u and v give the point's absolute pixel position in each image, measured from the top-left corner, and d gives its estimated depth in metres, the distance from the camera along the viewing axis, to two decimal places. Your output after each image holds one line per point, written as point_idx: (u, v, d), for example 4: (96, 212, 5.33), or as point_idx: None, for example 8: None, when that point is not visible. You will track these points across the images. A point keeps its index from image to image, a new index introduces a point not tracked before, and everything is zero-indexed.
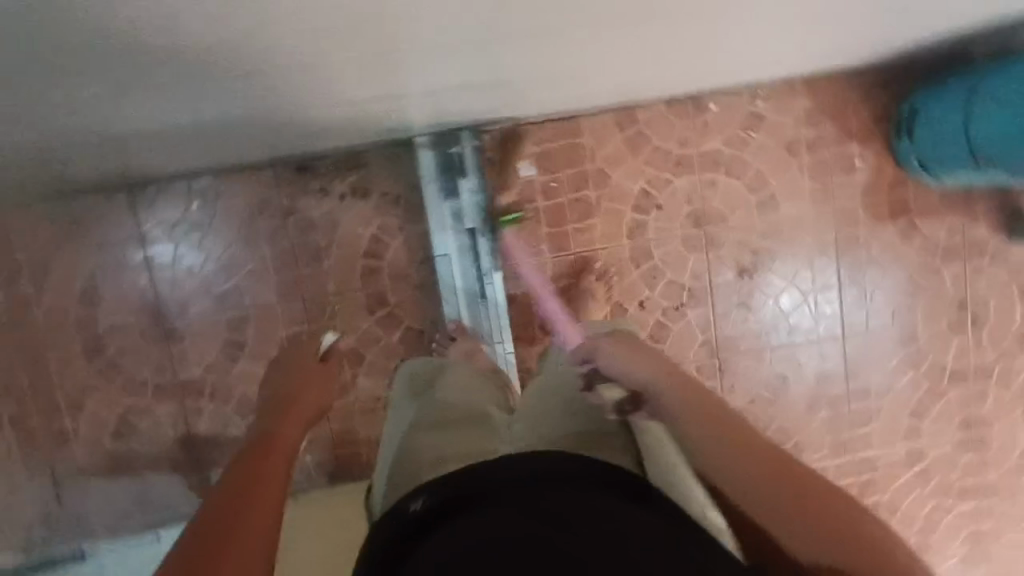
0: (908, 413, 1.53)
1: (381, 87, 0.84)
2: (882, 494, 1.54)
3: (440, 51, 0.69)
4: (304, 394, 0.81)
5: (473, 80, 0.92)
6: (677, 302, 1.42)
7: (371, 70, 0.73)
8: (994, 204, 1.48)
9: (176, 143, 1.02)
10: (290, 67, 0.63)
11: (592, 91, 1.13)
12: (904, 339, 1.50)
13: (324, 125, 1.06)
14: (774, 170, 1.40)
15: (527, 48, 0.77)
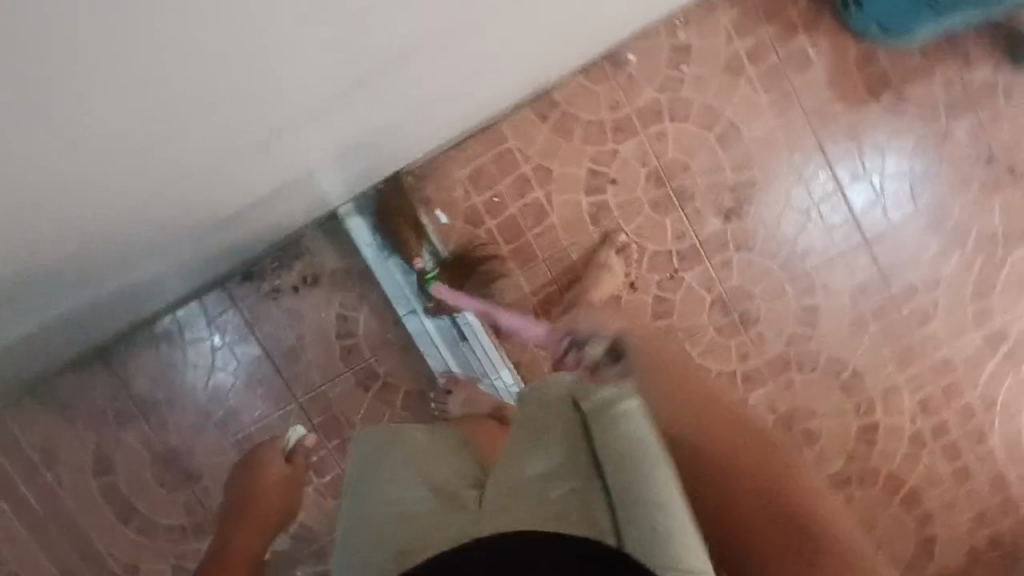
0: (971, 297, 1.34)
1: (285, 174, 0.84)
2: (971, 391, 1.38)
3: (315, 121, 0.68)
4: (266, 497, 0.99)
5: (381, 130, 0.90)
6: (669, 271, 1.31)
7: (263, 160, 0.72)
8: (987, 37, 1.27)
9: (173, 257, 0.99)
10: (264, 94, 0.55)
11: (503, 89, 1.07)
12: (937, 220, 1.32)
13: (266, 214, 1.04)
14: (723, 97, 1.25)
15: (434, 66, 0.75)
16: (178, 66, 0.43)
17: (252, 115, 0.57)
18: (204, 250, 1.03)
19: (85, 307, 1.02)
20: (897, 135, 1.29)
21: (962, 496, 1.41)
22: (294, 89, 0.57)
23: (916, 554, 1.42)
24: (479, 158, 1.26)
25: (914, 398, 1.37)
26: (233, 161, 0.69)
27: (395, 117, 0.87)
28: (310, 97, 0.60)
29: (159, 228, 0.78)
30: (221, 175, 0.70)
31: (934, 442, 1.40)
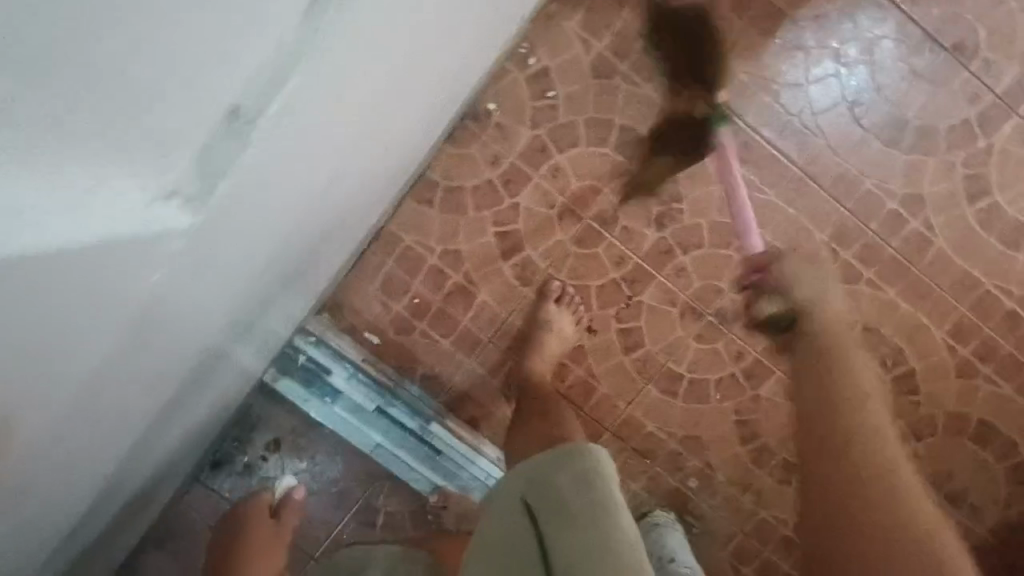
0: (973, 200, 1.13)
1: (240, 308, 0.82)
2: (1012, 299, 1.18)
3: (239, 259, 0.66)
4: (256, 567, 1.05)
5: (317, 230, 0.88)
6: (622, 300, 1.20)
7: (207, 311, 0.70)
8: None
9: (193, 387, 0.91)
10: (248, 176, 0.48)
11: (405, 156, 1.01)
12: (897, 134, 1.12)
13: (258, 330, 0.99)
14: (604, 104, 1.11)
15: (362, 142, 0.76)
16: (114, 244, 0.37)
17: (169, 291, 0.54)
18: (212, 393, 1.01)
19: (123, 506, 1.02)
20: (813, 63, 1.10)
21: None
22: (245, 184, 0.49)
23: (1007, 485, 1.26)
24: (381, 268, 1.18)
25: (945, 329, 1.20)
26: (210, 263, 0.58)
27: (324, 215, 0.86)
28: (222, 248, 0.58)
29: (143, 411, 0.76)
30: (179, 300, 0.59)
31: (989, 365, 1.21)
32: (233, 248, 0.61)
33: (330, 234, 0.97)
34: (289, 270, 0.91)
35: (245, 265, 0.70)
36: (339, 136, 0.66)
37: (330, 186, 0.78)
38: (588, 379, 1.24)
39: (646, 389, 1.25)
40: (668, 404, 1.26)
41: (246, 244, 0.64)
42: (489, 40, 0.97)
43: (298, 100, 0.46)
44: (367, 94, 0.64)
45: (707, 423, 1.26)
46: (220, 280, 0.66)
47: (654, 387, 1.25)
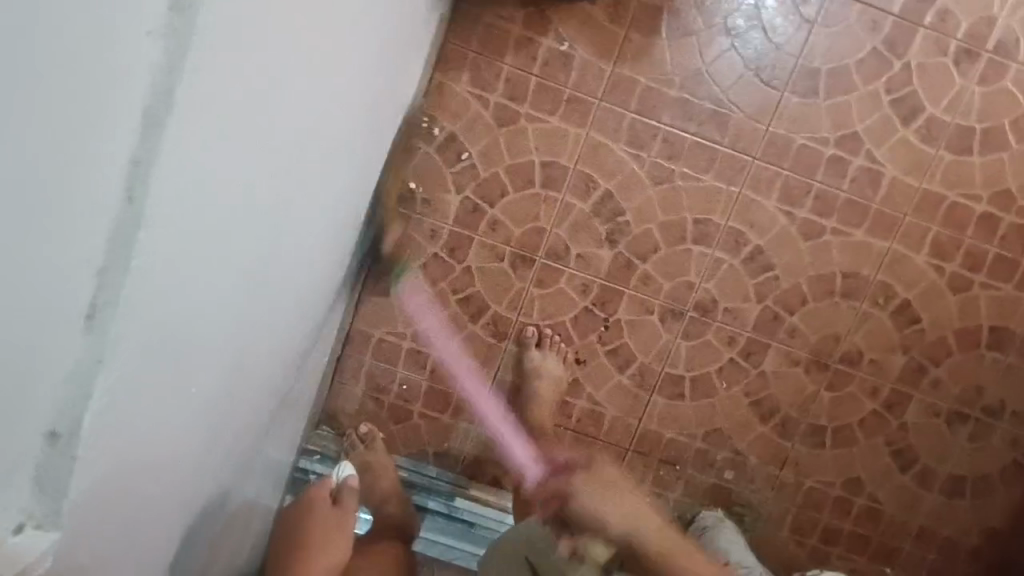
0: (907, 120, 1.12)
1: (250, 446, 0.82)
2: (983, 200, 1.15)
3: (231, 412, 0.66)
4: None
5: (295, 345, 0.87)
6: (601, 323, 1.20)
7: (219, 470, 0.70)
8: None
9: (223, 544, 0.85)
10: (168, 370, 0.43)
11: (350, 241, 0.99)
12: (811, 84, 1.10)
13: (263, 462, 0.95)
14: (519, 148, 1.13)
15: (301, 255, 0.72)
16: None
17: (172, 484, 0.54)
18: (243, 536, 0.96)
19: None
20: (707, 45, 1.10)
21: None
22: (175, 370, 0.44)
23: None
24: (363, 366, 1.21)
25: (924, 251, 1.17)
26: (181, 450, 0.53)
27: (297, 331, 0.85)
28: (210, 417, 0.58)
29: None
30: (166, 497, 0.53)
31: (983, 271, 1.17)
32: (222, 407, 0.61)
33: (305, 343, 0.93)
34: (282, 393, 0.90)
35: (239, 411, 0.69)
36: (278, 262, 0.63)
37: (285, 309, 0.74)
38: (593, 408, 1.24)
39: (652, 400, 1.24)
40: (679, 408, 1.24)
41: (233, 398, 0.64)
42: (394, 116, 0.95)
43: (219, 272, 0.46)
44: (288, 216, 0.60)
45: (724, 415, 1.24)
46: (220, 438, 0.65)
47: (659, 396, 1.23)
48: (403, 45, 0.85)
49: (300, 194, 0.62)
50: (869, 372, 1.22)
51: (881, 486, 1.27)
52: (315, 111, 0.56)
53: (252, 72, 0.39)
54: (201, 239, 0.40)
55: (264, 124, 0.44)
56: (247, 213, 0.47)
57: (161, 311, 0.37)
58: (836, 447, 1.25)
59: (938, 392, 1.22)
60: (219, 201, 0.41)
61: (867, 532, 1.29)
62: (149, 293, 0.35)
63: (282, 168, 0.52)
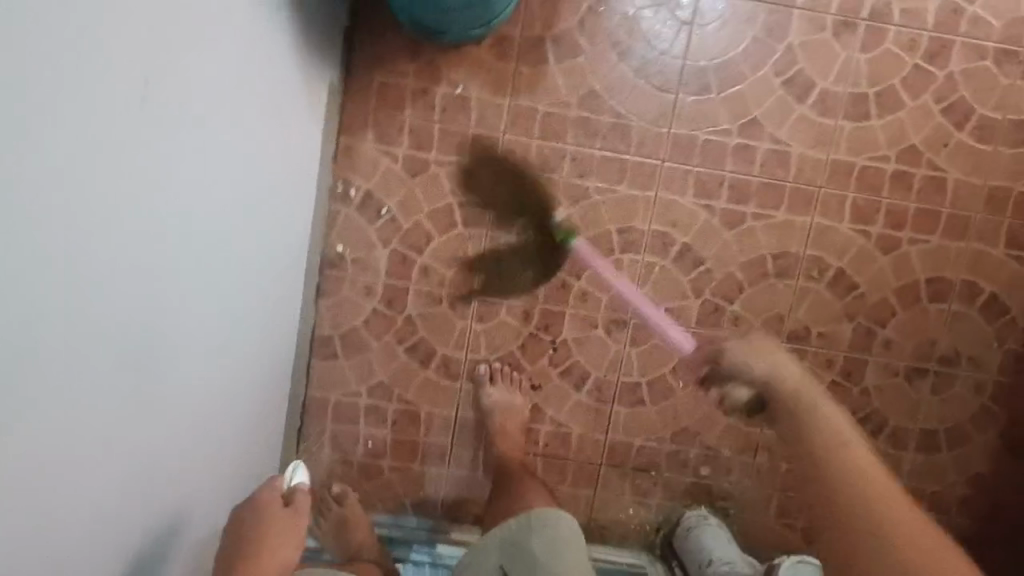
0: (801, 97, 1.15)
1: (214, 487, 0.90)
2: (892, 159, 1.17)
3: (195, 409, 0.81)
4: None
5: (261, 354, 1.01)
6: (548, 345, 1.22)
7: (201, 462, 0.85)
8: None
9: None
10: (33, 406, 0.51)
11: (291, 281, 1.09)
12: (701, 81, 1.14)
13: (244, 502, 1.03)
14: (435, 194, 1.16)
15: (214, 307, 0.81)
16: None
17: (105, 487, 0.64)
18: None
19: None
20: (596, 62, 1.13)
21: (979, 240, 1.19)
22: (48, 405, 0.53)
23: (991, 323, 1.22)
24: (325, 431, 1.23)
25: (847, 219, 1.19)
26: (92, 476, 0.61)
27: (242, 377, 0.94)
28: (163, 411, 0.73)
29: None
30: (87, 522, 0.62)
31: (908, 227, 1.19)
32: (178, 402, 0.76)
33: (257, 388, 1.02)
34: (242, 435, 0.99)
35: (207, 410, 0.84)
36: (179, 312, 0.72)
37: (213, 357, 0.83)
38: (558, 429, 1.26)
39: (614, 411, 1.25)
40: (642, 413, 1.25)
41: (190, 396, 0.78)
42: (306, 176, 1.06)
43: (123, 283, 0.60)
44: (179, 272, 0.70)
45: (687, 412, 1.25)
46: (190, 430, 0.80)
47: (621, 406, 1.25)
48: (292, 112, 0.96)
49: (194, 230, 0.72)
50: (819, 346, 1.23)
51: None
52: (177, 181, 0.66)
53: (57, 139, 0.48)
54: (36, 287, 0.49)
55: (99, 194, 0.54)
56: (143, 234, 0.62)
57: (15, 328, 0.48)
58: None
59: (892, 352, 1.23)
60: (70, 230, 0.52)
61: None
62: (36, 302, 0.49)
63: (177, 197, 0.67)
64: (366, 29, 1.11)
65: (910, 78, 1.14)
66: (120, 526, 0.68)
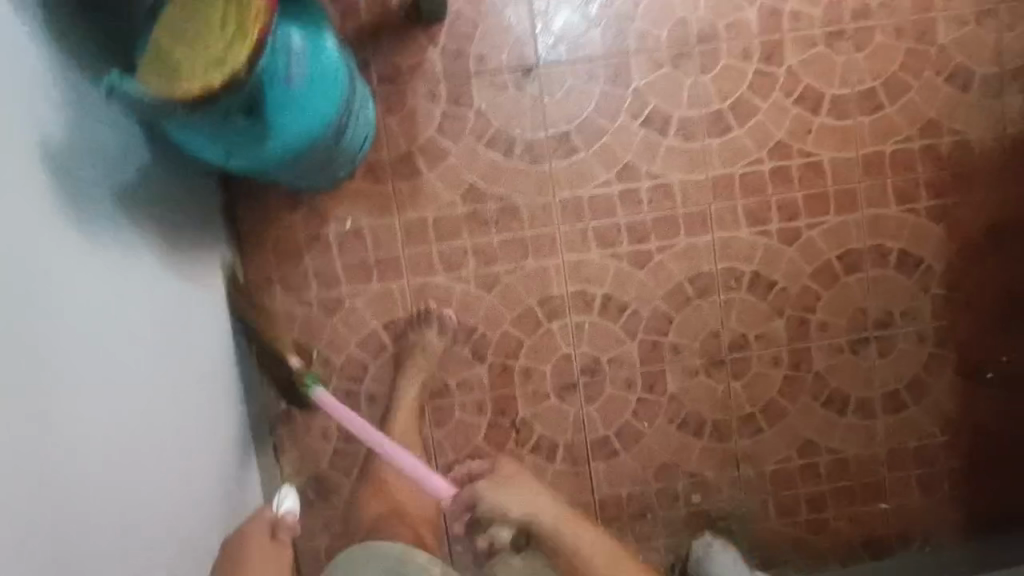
0: (663, 129, 1.21)
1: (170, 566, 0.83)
2: (765, 158, 1.23)
3: (179, 427, 0.90)
4: None
5: (223, 438, 1.04)
6: (510, 428, 1.25)
7: (193, 483, 0.92)
8: (402, 23, 1.14)
9: None
10: None
11: (228, 381, 1.09)
12: (567, 145, 1.19)
13: None
14: (358, 324, 1.20)
15: (122, 369, 0.80)
16: None
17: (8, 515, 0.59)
18: None
19: None
20: (466, 158, 1.18)
21: (869, 206, 1.25)
22: None
23: (912, 277, 1.28)
24: None
25: (744, 225, 1.24)
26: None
27: (187, 451, 0.92)
28: (142, 410, 0.83)
29: None
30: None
31: (802, 215, 1.25)
32: (157, 409, 0.86)
33: (209, 476, 0.97)
34: (201, 520, 0.92)
35: (192, 432, 0.94)
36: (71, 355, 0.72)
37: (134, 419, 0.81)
38: None
39: (592, 469, 1.28)
40: (620, 461, 1.28)
41: (170, 406, 0.89)
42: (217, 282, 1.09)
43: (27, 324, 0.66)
44: (54, 320, 0.70)
45: (660, 446, 1.28)
46: (165, 461, 0.86)
47: (597, 462, 1.28)
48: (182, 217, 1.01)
49: (58, 278, 0.72)
50: (762, 348, 1.27)
51: (832, 436, 1.31)
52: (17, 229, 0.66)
53: None
54: None
55: None
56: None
57: None
58: (773, 425, 1.29)
59: (830, 331, 1.28)
60: None
61: (846, 482, 1.32)
62: None
63: (65, 250, 0.74)
64: (241, 194, 1.14)
65: (755, 83, 1.21)
66: (112, 508, 0.74)
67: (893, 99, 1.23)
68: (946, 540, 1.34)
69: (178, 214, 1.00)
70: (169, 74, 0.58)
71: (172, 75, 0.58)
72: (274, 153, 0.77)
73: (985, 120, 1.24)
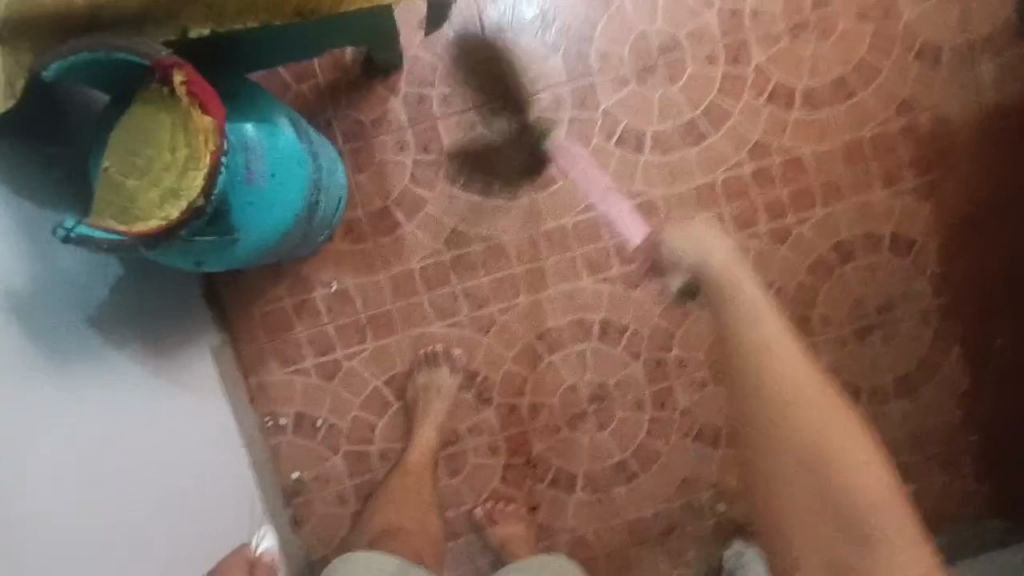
0: (639, 145, 1.19)
1: None
2: (745, 160, 1.21)
3: (137, 533, 0.83)
4: None
5: (219, 537, 0.96)
6: (526, 466, 1.24)
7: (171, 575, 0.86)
8: (359, 77, 1.11)
9: None
10: None
11: (227, 472, 1.02)
12: (545, 175, 1.17)
13: None
14: (358, 385, 1.17)
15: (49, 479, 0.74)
16: None
17: None
18: None
19: None
20: (445, 202, 1.15)
21: (854, 194, 1.24)
22: None
23: (906, 260, 1.27)
24: None
25: (733, 230, 1.23)
26: None
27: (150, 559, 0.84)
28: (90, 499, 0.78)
29: None
30: None
31: (789, 213, 1.24)
32: (129, 479, 0.84)
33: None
34: None
35: (159, 537, 0.86)
36: None
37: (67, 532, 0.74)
38: (573, 535, 1.27)
39: (614, 493, 1.27)
40: (641, 481, 1.27)
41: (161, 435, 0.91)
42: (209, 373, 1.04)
43: None
44: None
45: (677, 461, 1.27)
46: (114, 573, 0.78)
47: (618, 486, 1.27)
48: (149, 312, 0.97)
49: None
50: None
51: None
52: None
53: None
54: None
55: None
56: None
57: None
58: None
59: (832, 324, 1.28)
60: None
61: None
62: None
63: None
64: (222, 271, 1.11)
65: (725, 87, 1.19)
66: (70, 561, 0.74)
67: (865, 84, 1.21)
68: (974, 513, 1.34)
69: (147, 312, 0.96)
70: (123, 213, 0.57)
71: (127, 209, 0.57)
72: (255, 246, 0.76)
73: (959, 93, 1.23)
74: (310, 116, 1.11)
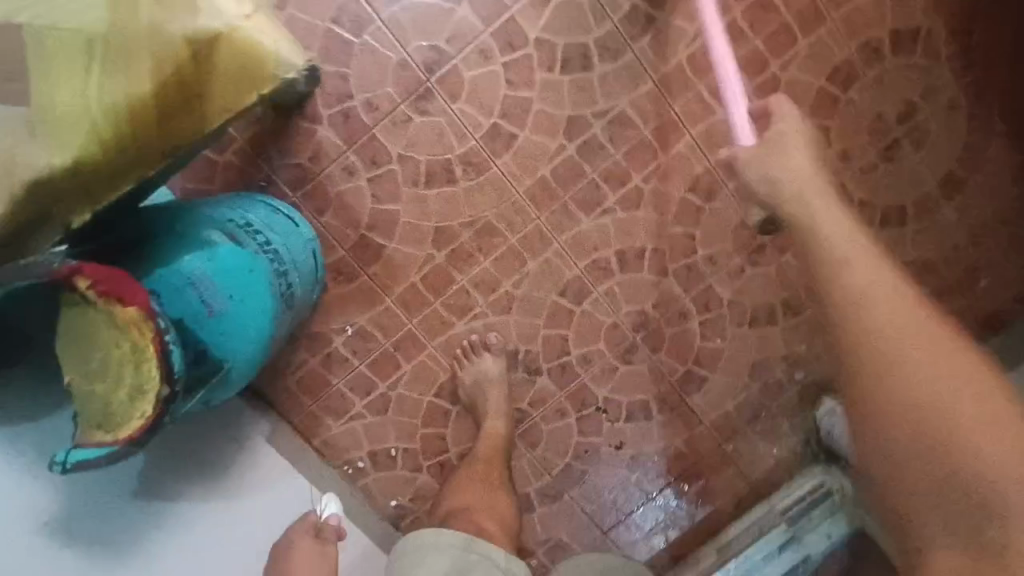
0: (585, 61, 1.08)
1: None
2: (703, 26, 1.09)
3: None
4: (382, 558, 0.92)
5: None
6: (598, 412, 1.24)
7: None
8: (278, 118, 1.04)
9: None
10: None
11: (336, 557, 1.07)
12: (503, 135, 1.09)
13: None
14: (413, 408, 1.18)
15: None
16: None
17: None
18: None
19: None
20: (416, 205, 1.10)
21: (835, 10, 1.10)
22: None
23: (916, 54, 1.14)
24: None
25: (717, 105, 1.12)
26: None
27: None
28: None
29: None
30: None
31: (771, 61, 1.11)
32: None
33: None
34: None
35: None
36: None
37: None
38: (666, 452, 1.28)
39: (690, 403, 1.27)
40: (710, 383, 1.26)
41: (230, 548, 1.02)
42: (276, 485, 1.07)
43: None
44: None
45: (738, 350, 1.25)
46: None
47: (691, 395, 1.26)
48: (192, 460, 1.01)
49: None
50: None
51: (904, 251, 1.23)
52: None
53: None
54: None
55: None
56: None
57: None
58: None
59: (854, 155, 1.17)
60: None
61: (937, 283, 1.25)
62: None
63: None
64: None
65: None
66: None
67: None
68: None
69: (188, 460, 1.00)
70: (106, 421, 0.56)
71: (107, 415, 0.56)
72: (256, 353, 0.75)
73: None
74: (251, 180, 1.05)
